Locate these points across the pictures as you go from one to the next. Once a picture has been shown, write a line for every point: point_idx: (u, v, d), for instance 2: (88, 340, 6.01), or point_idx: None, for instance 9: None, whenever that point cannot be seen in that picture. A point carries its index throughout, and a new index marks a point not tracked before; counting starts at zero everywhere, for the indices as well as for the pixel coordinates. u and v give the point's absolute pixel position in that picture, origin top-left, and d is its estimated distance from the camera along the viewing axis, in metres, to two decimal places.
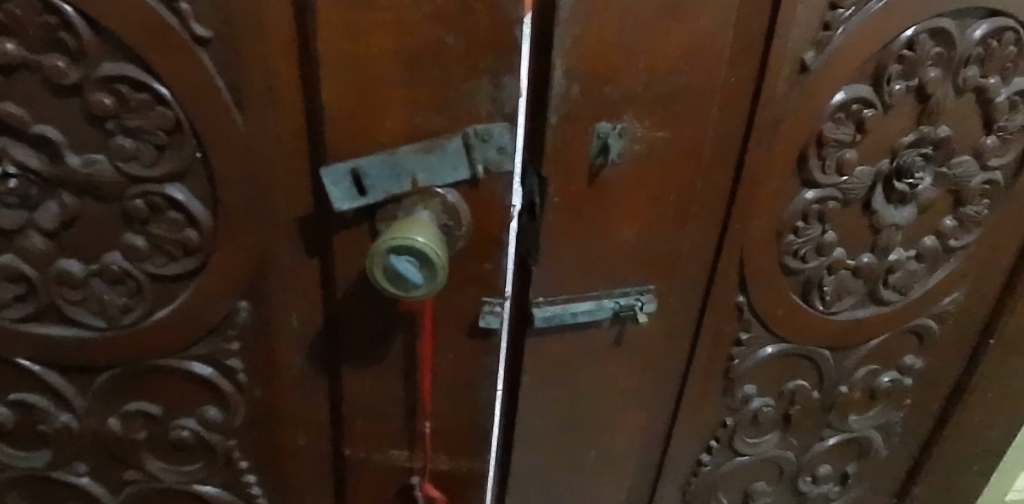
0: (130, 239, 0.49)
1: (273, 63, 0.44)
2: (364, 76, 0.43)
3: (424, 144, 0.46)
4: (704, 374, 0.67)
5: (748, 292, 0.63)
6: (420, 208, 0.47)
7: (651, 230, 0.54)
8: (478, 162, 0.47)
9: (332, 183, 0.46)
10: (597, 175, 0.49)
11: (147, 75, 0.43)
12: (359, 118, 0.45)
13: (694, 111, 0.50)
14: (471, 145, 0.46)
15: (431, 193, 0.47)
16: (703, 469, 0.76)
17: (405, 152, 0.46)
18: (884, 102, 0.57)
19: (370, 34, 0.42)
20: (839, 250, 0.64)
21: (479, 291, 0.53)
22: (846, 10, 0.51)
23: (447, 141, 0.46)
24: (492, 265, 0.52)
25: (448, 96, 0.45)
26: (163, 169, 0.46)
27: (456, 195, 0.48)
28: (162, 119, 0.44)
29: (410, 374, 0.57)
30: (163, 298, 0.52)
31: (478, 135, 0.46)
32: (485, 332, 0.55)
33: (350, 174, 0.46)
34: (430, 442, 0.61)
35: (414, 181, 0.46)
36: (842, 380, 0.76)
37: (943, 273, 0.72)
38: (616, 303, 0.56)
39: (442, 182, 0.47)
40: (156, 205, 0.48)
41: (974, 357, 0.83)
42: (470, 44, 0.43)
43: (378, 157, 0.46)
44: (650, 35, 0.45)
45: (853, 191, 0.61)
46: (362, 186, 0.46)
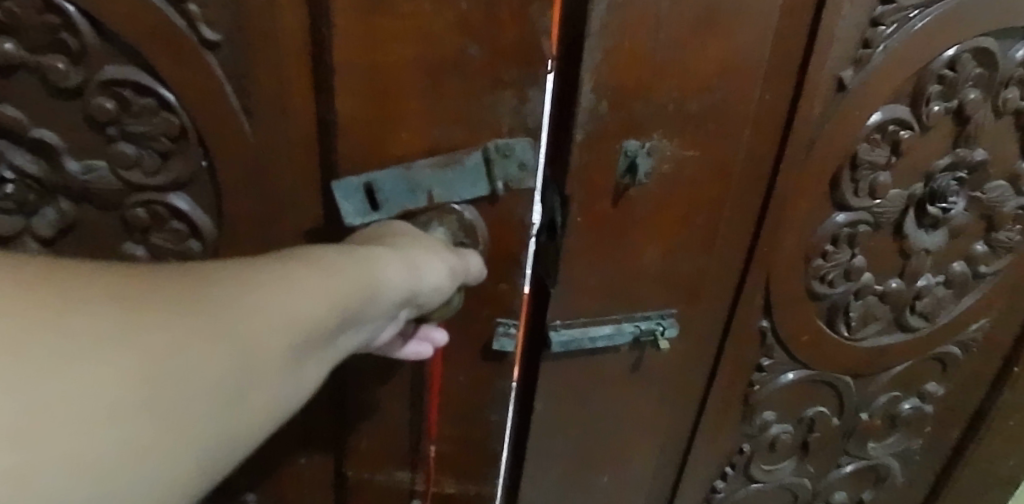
0: (130, 249, 0.47)
1: (286, 72, 0.41)
2: (381, 84, 0.41)
3: (444, 159, 0.43)
4: (723, 400, 0.64)
5: (773, 317, 0.60)
6: (436, 225, 0.45)
7: (676, 251, 0.51)
8: (498, 178, 0.45)
9: (343, 198, 0.43)
10: (622, 194, 0.47)
11: (152, 79, 0.40)
12: (376, 129, 0.42)
13: (727, 128, 0.47)
14: (492, 159, 0.44)
15: (448, 209, 0.45)
16: (717, 496, 0.73)
17: (422, 166, 0.43)
18: (922, 124, 0.54)
19: (388, 42, 0.39)
20: (867, 275, 0.62)
21: (494, 312, 0.51)
22: (888, 27, 0.48)
23: (466, 156, 0.44)
24: (508, 285, 0.50)
25: (471, 109, 0.42)
26: (167, 177, 0.44)
27: (474, 211, 0.46)
28: (167, 126, 0.42)
29: (417, 394, 0.54)
30: None
31: (499, 149, 0.44)
32: (498, 353, 0.53)
33: (363, 188, 0.44)
34: (437, 462, 0.59)
35: (430, 196, 0.44)
36: (862, 407, 0.73)
37: (971, 299, 0.70)
38: (636, 327, 0.53)
39: (460, 197, 0.45)
40: (159, 214, 0.46)
41: (996, 385, 0.80)
42: (494, 56, 0.40)
43: (393, 171, 0.43)
44: (685, 50, 0.43)
45: (885, 215, 0.58)
46: (375, 200, 0.44)
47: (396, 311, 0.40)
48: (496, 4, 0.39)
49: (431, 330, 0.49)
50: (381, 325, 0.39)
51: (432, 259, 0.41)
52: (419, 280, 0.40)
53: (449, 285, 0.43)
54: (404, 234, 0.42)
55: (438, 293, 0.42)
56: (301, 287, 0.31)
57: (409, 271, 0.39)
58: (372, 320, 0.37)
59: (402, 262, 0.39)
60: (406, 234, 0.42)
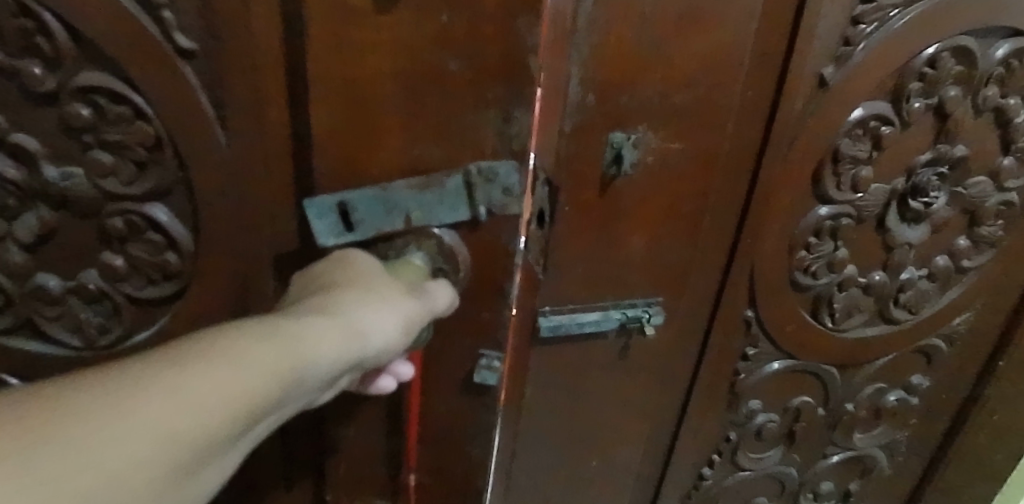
0: (109, 259, 0.45)
1: (259, 75, 0.38)
2: (355, 95, 0.36)
3: (423, 179, 0.39)
4: (709, 389, 0.66)
5: (757, 307, 0.62)
6: (413, 251, 0.40)
7: (662, 240, 0.53)
8: (481, 204, 0.40)
9: (314, 217, 0.39)
10: (609, 184, 0.49)
11: (127, 88, 0.39)
12: (351, 144, 0.38)
13: (710, 122, 0.49)
14: (473, 184, 0.39)
15: (426, 233, 0.40)
16: (704, 483, 0.74)
17: (398, 188, 0.39)
18: (902, 119, 0.56)
19: (361, 51, 0.35)
20: (850, 267, 0.63)
21: (476, 342, 0.46)
22: (868, 26, 0.50)
23: (446, 178, 0.39)
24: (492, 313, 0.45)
25: (454, 126, 0.37)
26: (144, 187, 0.42)
27: (459, 238, 0.41)
28: (142, 135, 0.40)
29: (394, 424, 0.49)
30: (143, 323, 0.48)
31: (482, 173, 0.39)
32: (479, 386, 0.48)
33: (336, 207, 0.39)
34: (417, 493, 0.53)
35: (406, 220, 0.39)
36: (848, 398, 0.75)
37: (954, 292, 0.72)
38: (623, 314, 0.55)
39: (439, 221, 0.40)
40: (136, 225, 0.43)
41: (981, 378, 0.82)
42: (479, 69, 0.36)
43: (366, 192, 0.39)
44: (670, 46, 0.44)
45: (867, 208, 0.60)
46: (348, 221, 0.39)
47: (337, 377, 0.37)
48: (480, 14, 0.34)
49: (395, 365, 0.45)
50: (318, 393, 0.37)
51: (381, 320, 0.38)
52: (360, 348, 0.37)
53: (403, 341, 0.39)
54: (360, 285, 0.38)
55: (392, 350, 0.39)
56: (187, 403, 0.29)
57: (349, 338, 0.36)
58: (300, 395, 0.35)
59: (336, 336, 0.36)
60: (363, 283, 0.38)
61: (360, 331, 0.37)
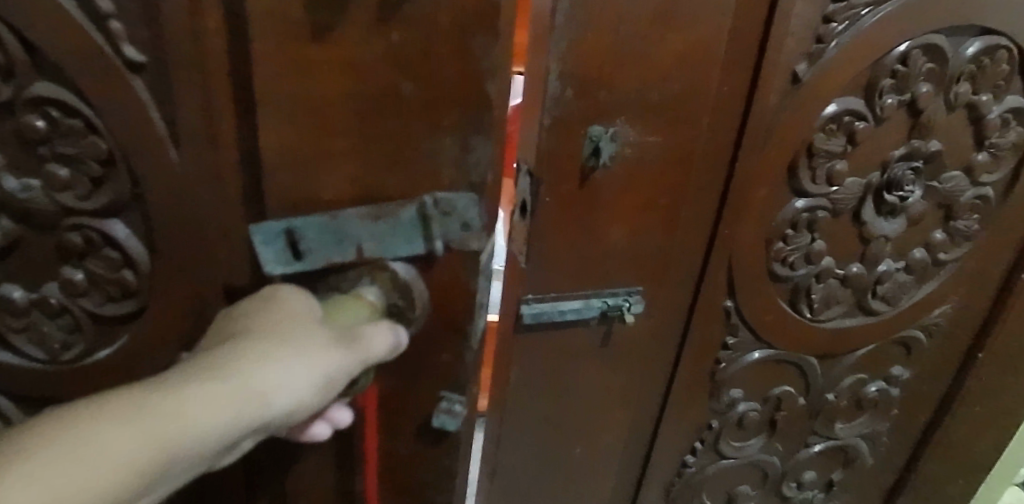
0: (68, 274, 0.41)
1: (212, 92, 0.35)
2: (312, 125, 0.35)
3: (376, 211, 0.39)
4: (691, 378, 0.68)
5: (736, 297, 0.64)
6: (368, 286, 0.41)
7: (641, 231, 0.55)
8: (436, 236, 0.40)
9: (263, 244, 0.39)
10: (589, 176, 0.50)
11: (81, 102, 0.35)
12: (304, 173, 0.37)
13: (687, 116, 0.51)
14: (430, 216, 0.39)
15: (381, 265, 0.40)
16: (687, 470, 0.76)
17: (349, 217, 0.38)
18: (876, 115, 0.58)
19: (322, 79, 0.34)
20: (827, 259, 0.65)
21: (438, 385, 0.47)
22: (840, 24, 0.52)
23: (399, 209, 0.39)
24: (453, 356, 0.46)
25: (413, 157, 0.38)
26: (99, 203, 0.39)
27: (417, 272, 0.41)
28: (96, 150, 0.37)
29: (348, 458, 0.50)
30: (105, 340, 0.44)
31: (439, 205, 0.39)
32: (438, 429, 0.49)
33: (285, 235, 0.39)
34: None
35: (358, 250, 0.39)
36: (828, 388, 0.77)
37: (932, 285, 0.73)
38: (604, 302, 0.57)
39: (393, 256, 0.40)
40: (94, 241, 0.40)
41: (961, 369, 0.84)
42: (443, 95, 0.36)
43: (317, 219, 0.38)
44: (645, 43, 0.46)
45: (842, 202, 0.62)
46: (298, 250, 0.39)
47: (241, 438, 0.36)
48: (433, 35, 0.34)
49: (331, 411, 0.44)
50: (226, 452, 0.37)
51: (290, 373, 0.37)
52: (267, 407, 0.36)
53: (320, 394, 0.39)
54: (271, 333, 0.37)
55: (306, 406, 0.38)
56: (55, 472, 0.29)
57: (251, 400, 0.35)
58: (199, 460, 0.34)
59: (234, 394, 0.35)
60: (280, 332, 0.37)
61: (266, 393, 0.36)
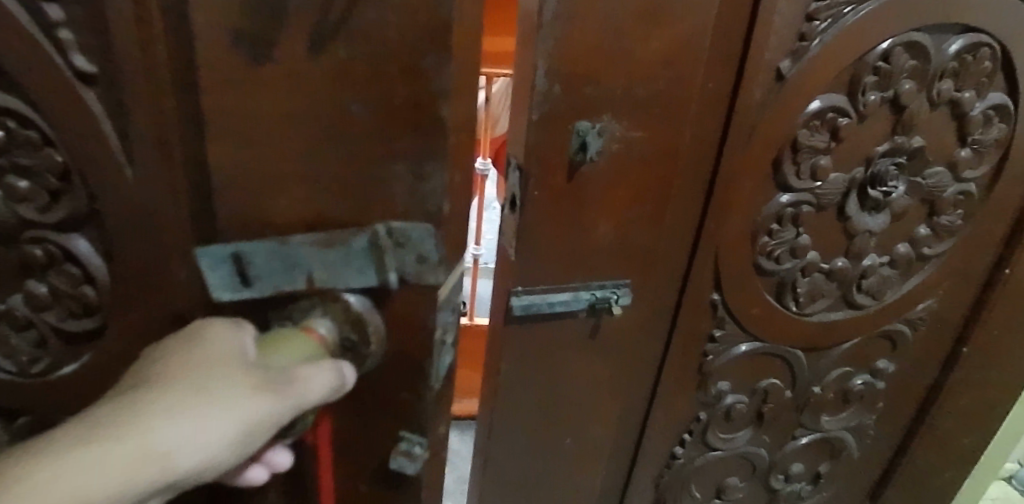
0: (32, 286, 0.38)
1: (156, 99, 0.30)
2: (252, 139, 0.30)
3: (328, 238, 0.33)
4: (679, 370, 0.69)
5: (723, 290, 0.65)
6: (321, 316, 0.34)
7: (628, 225, 0.56)
8: (392, 270, 0.34)
9: (208, 268, 0.33)
10: (576, 171, 0.51)
11: (34, 113, 0.31)
12: (249, 192, 0.31)
13: (673, 112, 0.52)
14: (383, 246, 0.33)
15: (334, 299, 0.34)
16: (676, 462, 0.77)
17: (296, 244, 0.32)
18: (859, 112, 0.59)
19: (263, 88, 0.28)
20: (812, 253, 0.66)
21: (395, 424, 0.40)
22: (823, 22, 0.53)
23: (350, 237, 0.33)
24: (410, 395, 0.39)
25: (370, 177, 0.32)
26: (56, 217, 0.35)
27: (376, 305, 0.35)
28: (52, 164, 0.33)
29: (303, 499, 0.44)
30: (69, 358, 0.40)
31: (393, 235, 0.33)
32: (396, 473, 0.42)
33: (229, 261, 0.33)
34: None
35: (308, 281, 0.33)
36: (814, 381, 0.78)
37: (916, 279, 0.75)
38: (592, 295, 0.58)
39: (346, 288, 0.34)
40: (55, 255, 0.36)
41: (947, 363, 0.85)
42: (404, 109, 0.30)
43: (260, 245, 0.33)
44: (631, 39, 0.47)
45: (826, 197, 0.63)
46: (244, 277, 0.33)
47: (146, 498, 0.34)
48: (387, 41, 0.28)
49: (269, 455, 0.40)
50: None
51: (181, 431, 0.33)
52: (174, 461, 0.33)
53: (243, 445, 0.35)
54: (169, 383, 0.33)
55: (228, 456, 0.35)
56: None
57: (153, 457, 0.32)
58: None
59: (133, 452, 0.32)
60: (193, 377, 0.34)
61: (173, 445, 0.33)
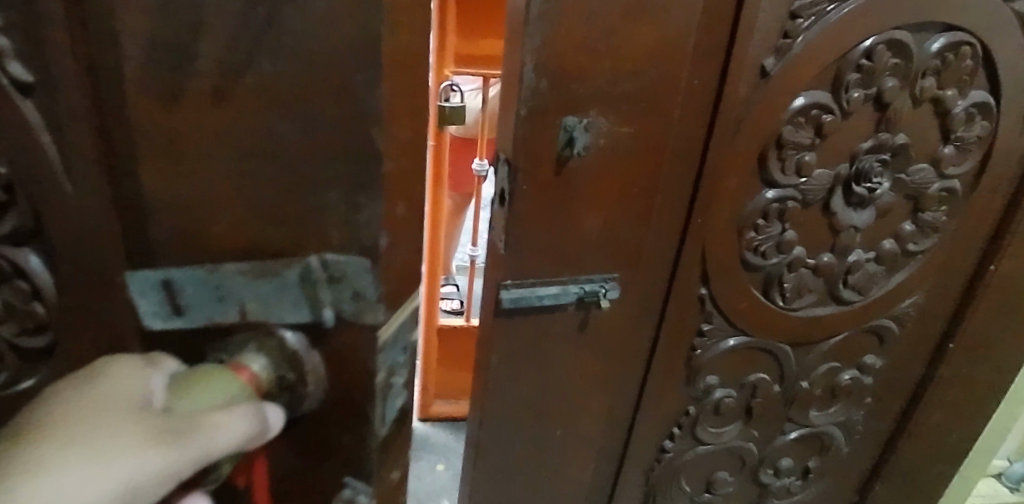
0: None
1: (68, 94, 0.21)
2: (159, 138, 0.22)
3: (256, 267, 0.24)
4: (668, 365, 0.70)
5: (711, 285, 0.66)
6: (252, 353, 0.26)
7: (615, 219, 0.57)
8: (328, 307, 0.25)
9: (135, 294, 0.25)
10: (564, 165, 0.52)
11: None
12: (164, 204, 0.23)
13: (659, 108, 0.53)
14: (318, 280, 0.25)
15: (268, 334, 0.26)
16: (665, 456, 0.78)
17: (222, 271, 0.24)
18: (843, 109, 0.60)
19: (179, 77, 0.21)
20: (799, 248, 0.67)
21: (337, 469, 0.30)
22: (806, 20, 0.54)
23: (282, 268, 0.24)
24: (354, 441, 0.29)
25: (310, 191, 0.23)
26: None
27: (313, 345, 0.26)
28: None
29: None
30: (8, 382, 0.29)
31: (330, 268, 0.25)
32: None
33: (156, 289, 0.25)
34: None
35: (240, 314, 0.25)
36: (802, 376, 0.79)
37: (902, 274, 0.76)
38: (580, 288, 0.59)
39: (279, 322, 0.26)
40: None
41: (934, 360, 0.86)
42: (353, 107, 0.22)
43: (180, 270, 0.24)
44: (617, 35, 0.48)
45: (811, 193, 0.64)
46: (172, 304, 0.25)
47: None
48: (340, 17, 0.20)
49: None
50: None
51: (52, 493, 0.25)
52: None
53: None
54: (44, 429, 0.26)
55: None
56: None
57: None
58: None
59: None
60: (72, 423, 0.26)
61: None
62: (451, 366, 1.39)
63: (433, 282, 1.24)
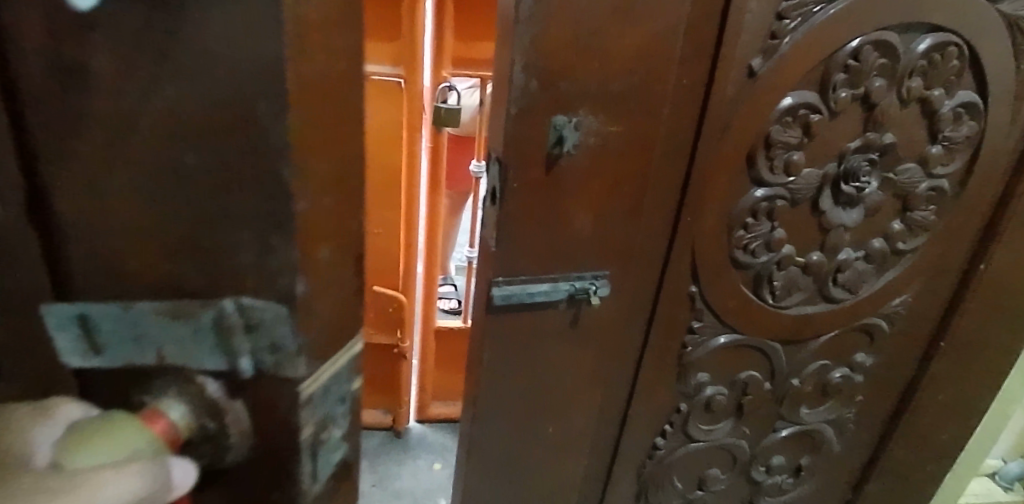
0: None
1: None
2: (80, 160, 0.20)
3: (173, 307, 0.23)
4: (659, 362, 0.71)
5: (701, 283, 0.67)
6: (172, 400, 0.25)
7: (605, 217, 0.57)
8: (246, 354, 0.24)
9: (56, 329, 0.24)
10: (554, 164, 0.53)
11: None
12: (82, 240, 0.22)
13: (648, 108, 0.54)
14: (234, 326, 0.24)
15: (190, 379, 0.24)
16: (657, 453, 0.79)
17: (142, 309, 0.23)
18: (830, 108, 0.61)
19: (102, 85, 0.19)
20: (788, 247, 0.68)
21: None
22: (792, 21, 0.55)
23: (201, 310, 0.23)
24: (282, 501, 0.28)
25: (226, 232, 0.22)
26: None
27: (234, 394, 0.25)
28: None
29: None
30: None
31: (250, 313, 0.24)
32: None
33: (77, 323, 0.24)
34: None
35: (161, 356, 0.24)
36: (793, 374, 0.80)
37: (892, 273, 0.76)
38: (571, 286, 0.60)
39: (199, 367, 0.24)
40: None
41: (925, 358, 0.87)
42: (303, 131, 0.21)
43: (104, 306, 0.23)
44: (605, 35, 0.49)
45: (800, 192, 0.65)
46: (93, 342, 0.24)
47: None
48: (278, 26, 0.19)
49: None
50: None
51: None
52: None
53: None
54: None
55: None
56: None
57: None
58: None
59: None
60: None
61: None
62: (448, 367, 1.40)
63: (430, 283, 1.24)
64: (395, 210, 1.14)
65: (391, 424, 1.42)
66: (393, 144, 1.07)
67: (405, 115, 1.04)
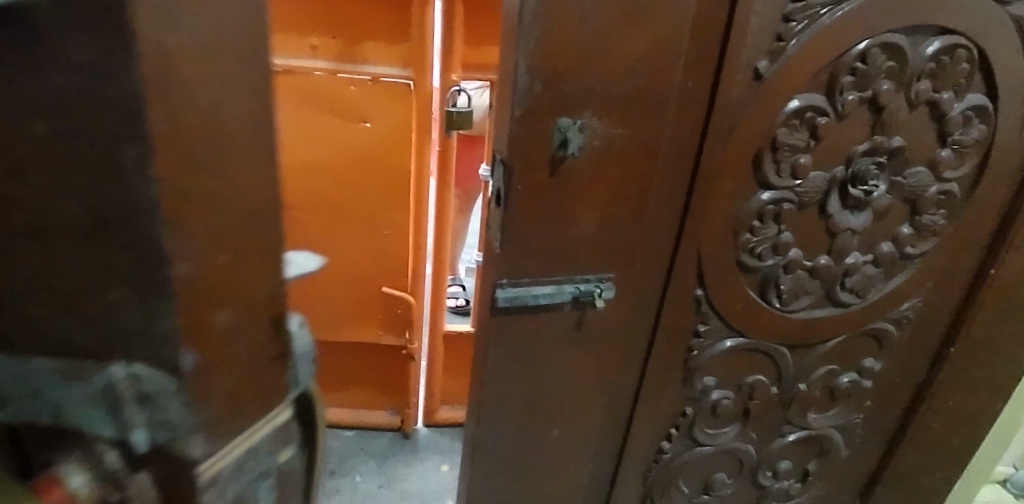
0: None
1: None
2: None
3: (70, 366, 0.21)
4: (665, 365, 0.70)
5: (707, 286, 0.66)
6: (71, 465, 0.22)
7: (610, 219, 0.57)
8: (137, 429, 0.21)
9: None
10: (559, 166, 0.53)
11: None
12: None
13: (653, 110, 0.53)
14: (123, 396, 0.21)
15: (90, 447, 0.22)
16: (663, 457, 0.78)
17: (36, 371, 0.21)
18: (838, 111, 0.61)
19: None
20: (795, 250, 0.68)
21: None
22: (799, 23, 0.55)
23: (94, 374, 0.21)
24: None
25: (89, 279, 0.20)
26: None
27: (137, 466, 0.23)
28: None
29: None
30: None
31: (136, 383, 0.21)
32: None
33: None
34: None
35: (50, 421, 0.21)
36: (800, 378, 0.80)
37: (900, 278, 0.76)
38: (576, 288, 0.60)
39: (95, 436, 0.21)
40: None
41: (934, 364, 0.86)
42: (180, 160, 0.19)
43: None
44: (609, 37, 0.49)
45: (807, 195, 0.64)
46: None
47: None
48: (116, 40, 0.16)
49: None
50: None
51: None
52: None
53: None
54: None
55: None
56: None
57: None
58: None
59: None
60: None
61: None
62: (456, 369, 1.40)
63: (438, 285, 1.24)
64: (404, 212, 1.14)
65: (399, 426, 1.42)
66: (404, 145, 1.07)
67: (416, 116, 1.04)
